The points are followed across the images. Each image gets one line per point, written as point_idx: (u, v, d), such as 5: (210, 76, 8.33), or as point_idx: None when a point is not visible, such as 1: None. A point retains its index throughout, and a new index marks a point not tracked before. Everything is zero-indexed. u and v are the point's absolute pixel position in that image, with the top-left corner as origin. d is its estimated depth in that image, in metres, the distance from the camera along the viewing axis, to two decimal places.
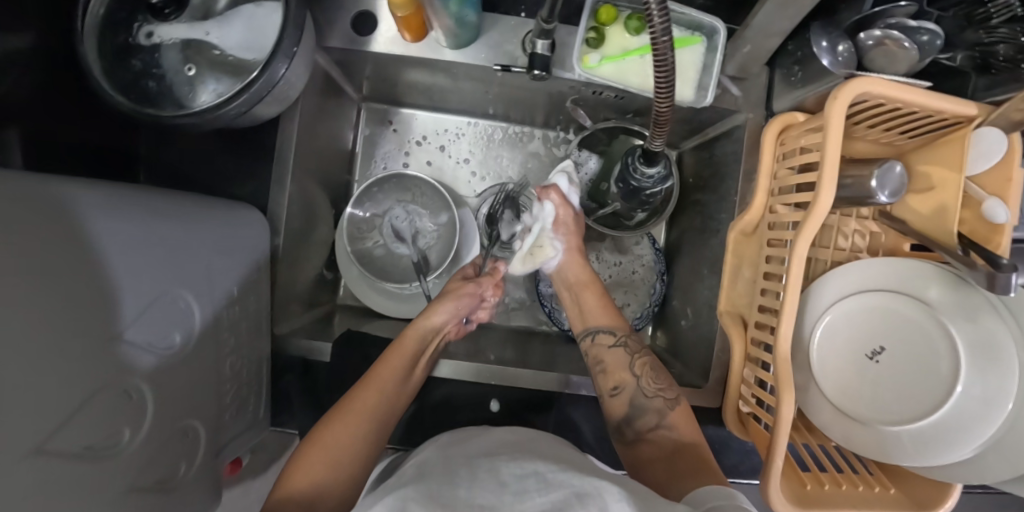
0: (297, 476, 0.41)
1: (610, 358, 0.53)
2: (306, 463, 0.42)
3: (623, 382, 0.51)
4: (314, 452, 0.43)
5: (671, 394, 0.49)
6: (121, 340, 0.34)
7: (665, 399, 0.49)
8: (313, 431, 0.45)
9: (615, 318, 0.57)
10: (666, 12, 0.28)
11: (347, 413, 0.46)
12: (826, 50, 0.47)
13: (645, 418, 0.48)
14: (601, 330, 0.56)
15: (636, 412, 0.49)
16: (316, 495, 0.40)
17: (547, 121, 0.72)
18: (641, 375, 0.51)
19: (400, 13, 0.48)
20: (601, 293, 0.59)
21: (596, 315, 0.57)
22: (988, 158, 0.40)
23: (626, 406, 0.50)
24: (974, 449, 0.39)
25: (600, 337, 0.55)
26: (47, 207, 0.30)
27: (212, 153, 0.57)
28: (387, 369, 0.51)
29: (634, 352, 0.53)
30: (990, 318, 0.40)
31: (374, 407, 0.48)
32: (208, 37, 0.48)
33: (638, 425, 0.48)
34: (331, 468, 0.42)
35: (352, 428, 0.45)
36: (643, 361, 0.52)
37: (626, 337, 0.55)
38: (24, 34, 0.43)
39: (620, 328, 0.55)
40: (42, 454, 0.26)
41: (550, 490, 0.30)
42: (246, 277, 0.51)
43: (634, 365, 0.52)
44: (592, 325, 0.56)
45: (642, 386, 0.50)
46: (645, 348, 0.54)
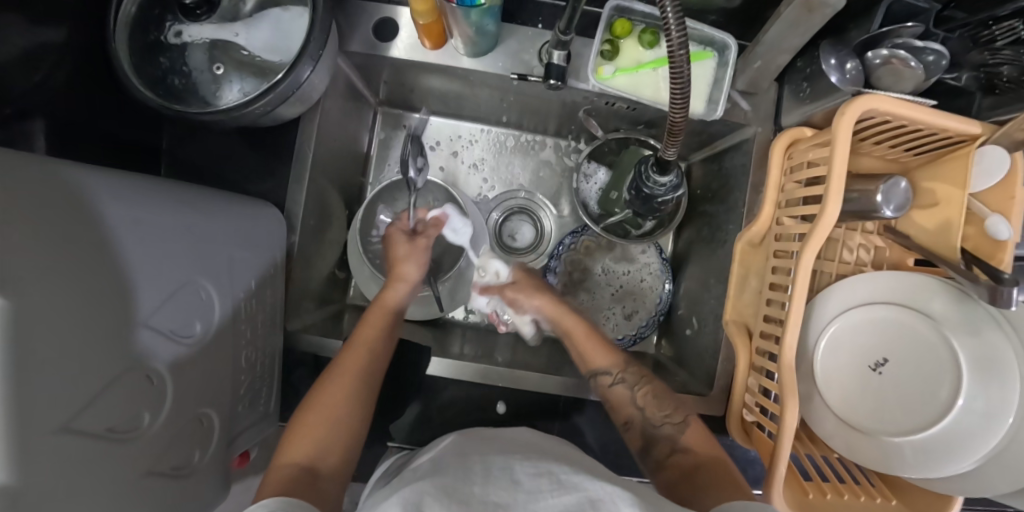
0: (299, 440, 0.44)
1: (615, 398, 0.54)
2: (306, 428, 0.45)
3: (630, 417, 0.52)
4: (312, 417, 0.46)
5: (678, 418, 0.50)
6: (143, 325, 0.35)
7: (674, 424, 0.50)
8: (309, 397, 0.48)
9: (610, 354, 0.56)
10: (684, 26, 0.30)
11: (340, 377, 0.49)
12: (834, 67, 0.48)
13: (660, 445, 0.48)
14: (600, 372, 0.55)
15: (649, 441, 0.49)
16: (318, 456, 0.43)
17: (559, 130, 0.74)
18: (644, 406, 0.52)
19: (422, 21, 0.50)
20: (591, 334, 0.59)
21: (596, 354, 0.57)
22: (990, 175, 0.41)
23: (640, 438, 0.50)
24: (974, 461, 0.39)
25: (601, 380, 0.55)
26: (82, 195, 0.31)
27: (233, 150, 0.59)
28: (369, 332, 0.54)
29: (634, 385, 0.54)
30: (991, 332, 0.41)
31: (365, 367, 0.51)
32: (237, 38, 0.50)
33: (657, 454, 0.48)
34: (330, 428, 0.45)
35: (347, 389, 0.48)
36: (644, 391, 0.53)
37: (624, 373, 0.54)
38: (61, 30, 0.44)
39: (616, 366, 0.55)
40: (68, 433, 0.27)
41: (564, 491, 0.30)
42: (263, 271, 0.52)
43: (637, 398, 0.52)
44: (595, 367, 0.56)
45: (649, 417, 0.51)
46: (645, 375, 0.55)
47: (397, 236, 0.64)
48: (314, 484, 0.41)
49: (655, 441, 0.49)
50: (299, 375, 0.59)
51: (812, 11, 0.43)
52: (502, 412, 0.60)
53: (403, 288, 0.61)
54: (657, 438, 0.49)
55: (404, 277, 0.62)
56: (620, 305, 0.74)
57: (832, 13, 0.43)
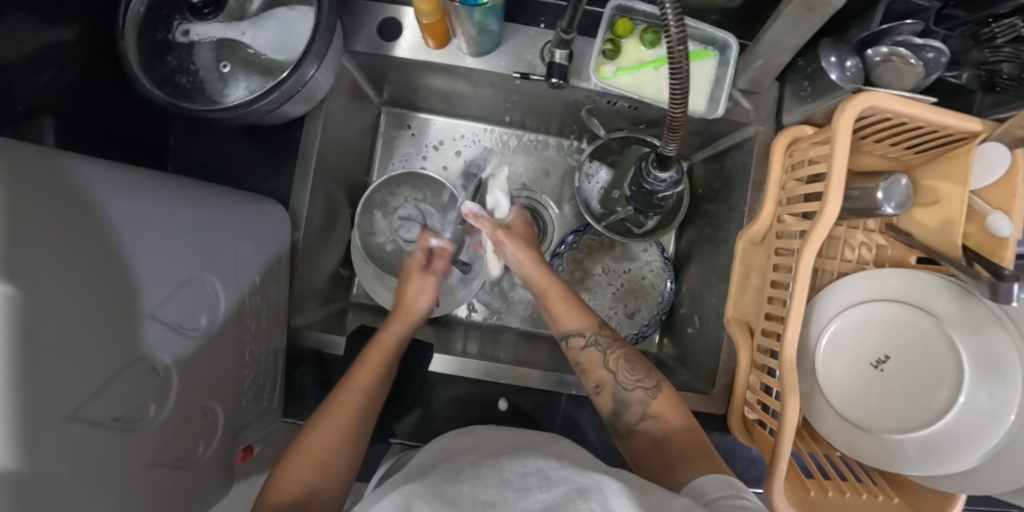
0: (287, 481, 0.43)
1: (586, 360, 0.54)
2: (295, 468, 0.44)
3: (602, 380, 0.52)
4: (303, 456, 0.45)
5: (650, 383, 0.50)
6: (149, 317, 0.35)
7: (646, 388, 0.50)
8: (300, 436, 0.47)
9: (583, 316, 0.56)
10: (683, 25, 0.30)
11: (331, 416, 0.48)
12: (834, 65, 0.49)
13: (632, 410, 0.50)
14: (572, 333, 0.56)
15: (621, 405, 0.50)
16: (309, 496, 0.43)
17: (562, 129, 0.74)
18: (617, 370, 0.52)
19: (426, 20, 0.51)
20: (564, 296, 0.59)
21: (565, 317, 0.57)
22: (992, 171, 0.41)
23: (612, 402, 0.51)
24: (978, 459, 0.39)
25: (572, 341, 0.55)
26: (89, 188, 0.31)
27: (239, 149, 0.60)
28: (365, 371, 0.52)
29: (607, 348, 0.54)
30: (993, 329, 0.41)
31: (359, 410, 0.49)
32: (243, 37, 0.51)
33: (627, 418, 0.50)
34: (319, 471, 0.44)
35: (337, 432, 0.47)
36: (617, 354, 0.53)
37: (597, 335, 0.55)
38: (71, 29, 0.45)
39: (590, 327, 0.55)
40: (75, 421, 0.28)
41: (551, 485, 0.31)
42: (267, 267, 0.53)
43: (609, 361, 0.52)
44: (565, 329, 0.56)
45: (620, 381, 0.51)
46: (619, 339, 0.55)
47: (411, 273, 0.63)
48: None
49: (627, 405, 0.50)
50: (303, 371, 0.60)
51: (812, 10, 0.43)
52: (503, 409, 0.61)
53: (404, 328, 0.58)
54: (628, 401, 0.50)
55: (409, 315, 0.59)
56: (623, 304, 0.74)
57: (832, 12, 0.43)
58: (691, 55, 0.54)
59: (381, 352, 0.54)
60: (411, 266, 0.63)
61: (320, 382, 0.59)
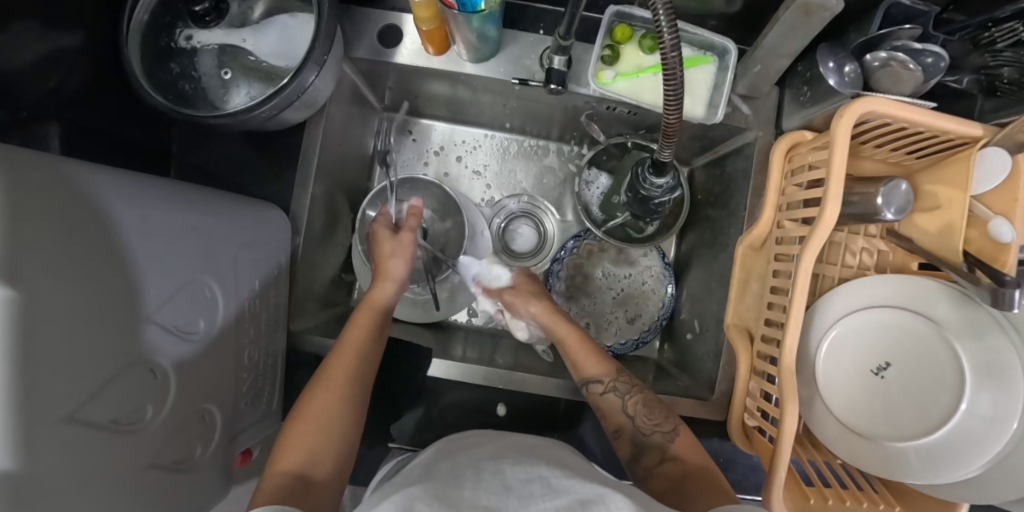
0: (289, 451, 0.43)
1: (607, 407, 0.53)
2: (295, 441, 0.43)
3: (621, 426, 0.52)
4: (303, 425, 0.44)
5: (668, 427, 0.50)
6: (149, 321, 0.36)
7: (664, 433, 0.49)
8: (297, 407, 0.46)
9: (601, 362, 0.55)
10: (677, 31, 0.31)
11: (327, 383, 0.47)
12: (832, 70, 0.48)
13: (650, 453, 0.49)
14: (592, 380, 0.55)
15: (640, 450, 0.50)
16: (309, 464, 0.42)
17: (563, 135, 0.75)
18: (635, 415, 0.51)
19: (424, 27, 0.52)
20: (583, 341, 0.58)
21: (586, 363, 0.56)
22: (991, 178, 0.41)
23: (630, 446, 0.50)
24: (978, 467, 0.39)
25: (592, 388, 0.54)
26: (90, 194, 0.32)
27: (241, 154, 0.61)
28: (358, 331, 0.52)
29: (626, 394, 0.53)
30: (996, 337, 0.40)
31: (353, 372, 0.49)
32: (244, 44, 0.52)
33: (645, 462, 0.49)
34: (320, 438, 0.44)
35: (337, 398, 0.46)
36: (635, 399, 0.52)
37: (616, 382, 0.54)
38: (77, 35, 0.46)
39: (608, 374, 0.54)
40: (73, 423, 0.28)
41: (556, 496, 0.30)
42: (267, 272, 0.53)
43: (627, 407, 0.52)
44: (586, 375, 0.55)
45: (640, 426, 0.50)
46: (637, 384, 0.54)
47: (380, 234, 0.62)
48: (307, 493, 0.40)
49: (645, 450, 0.49)
50: (302, 375, 0.60)
51: (810, 15, 0.43)
52: (502, 414, 0.61)
53: (391, 286, 0.58)
54: (646, 445, 0.49)
55: (390, 272, 0.59)
56: (623, 309, 0.73)
57: (830, 18, 0.43)
58: (689, 61, 0.54)
59: (367, 313, 0.55)
60: (377, 228, 0.63)
61: None
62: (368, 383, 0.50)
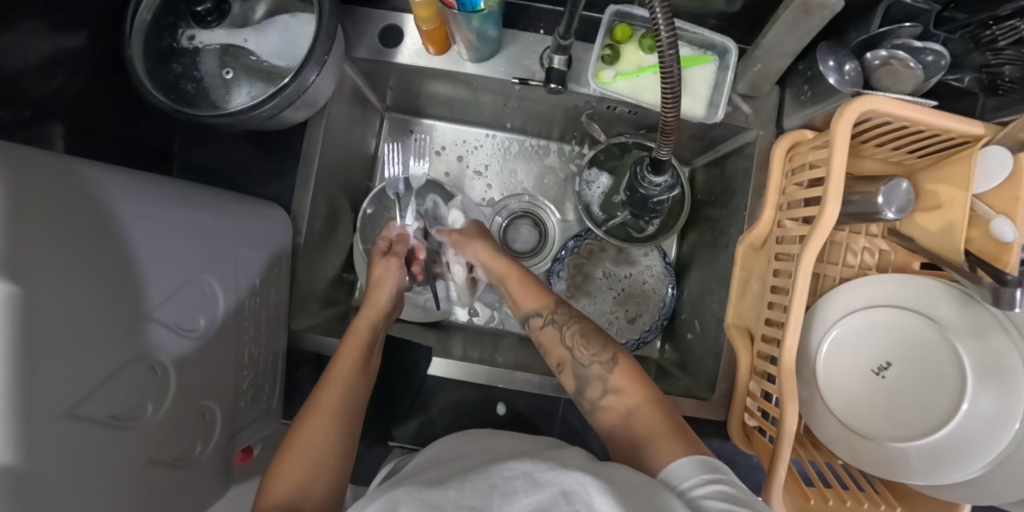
0: (278, 484, 0.41)
1: (545, 338, 0.53)
2: (284, 470, 0.41)
3: (562, 359, 0.51)
4: (292, 458, 0.42)
5: (605, 356, 0.48)
6: (150, 318, 0.36)
7: (602, 362, 0.48)
8: (286, 439, 0.45)
9: (541, 296, 0.56)
10: (673, 29, 0.31)
11: (316, 413, 0.46)
12: (833, 68, 0.48)
13: (593, 385, 0.47)
14: (532, 314, 0.55)
15: (583, 381, 0.48)
16: (299, 496, 0.40)
17: (563, 135, 0.75)
18: (573, 346, 0.50)
19: (425, 27, 0.52)
20: (522, 279, 0.59)
21: (524, 296, 0.57)
22: (991, 178, 0.41)
23: (574, 379, 0.49)
24: (980, 468, 0.39)
25: (533, 322, 0.55)
26: (92, 191, 0.32)
27: (243, 154, 0.61)
28: (345, 362, 0.51)
29: (563, 324, 0.52)
30: (997, 336, 0.40)
31: (342, 402, 0.47)
32: (246, 44, 0.52)
33: (589, 396, 0.47)
34: (311, 469, 0.42)
35: (327, 428, 0.45)
36: (572, 330, 0.51)
37: (553, 313, 0.54)
38: (80, 36, 0.47)
39: (547, 307, 0.54)
40: (73, 418, 0.28)
41: (535, 490, 0.31)
42: (267, 271, 0.54)
43: (565, 338, 0.51)
44: (525, 310, 0.56)
45: (578, 356, 0.49)
46: (575, 314, 0.53)
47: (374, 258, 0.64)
48: None
49: (586, 381, 0.48)
50: (303, 373, 0.60)
51: (810, 14, 0.43)
52: (502, 413, 0.61)
53: (375, 313, 0.57)
54: (586, 377, 0.48)
55: (377, 301, 0.59)
56: (623, 309, 0.73)
57: (831, 16, 0.43)
58: (689, 61, 0.54)
59: (355, 342, 0.54)
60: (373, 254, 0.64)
61: None
62: (358, 414, 0.48)
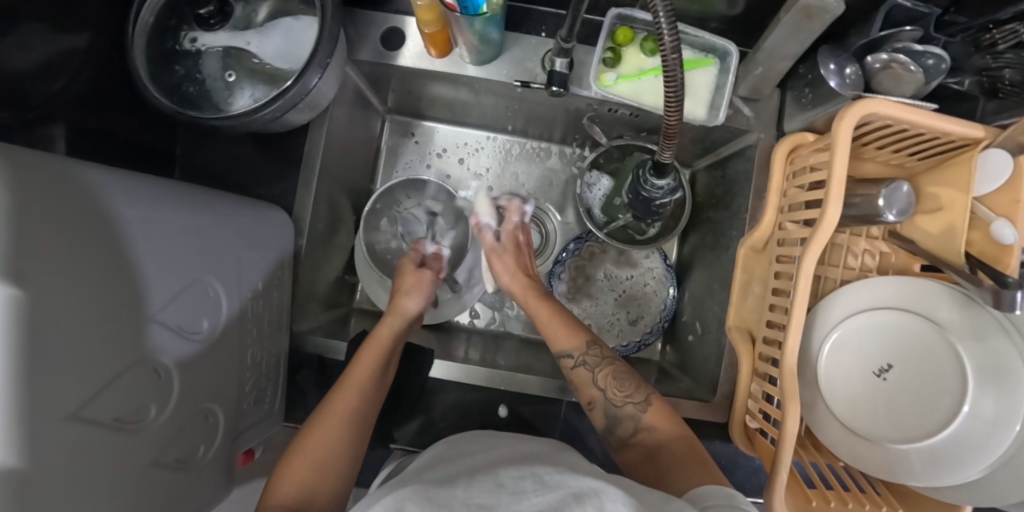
0: (284, 485, 0.41)
1: (577, 379, 0.53)
2: (290, 473, 0.42)
3: (594, 398, 0.52)
4: (299, 460, 0.43)
5: (638, 398, 0.49)
6: (152, 321, 0.36)
7: (636, 403, 0.49)
8: (295, 441, 0.45)
9: (574, 335, 0.55)
10: (676, 33, 0.31)
11: (327, 418, 0.46)
12: (834, 72, 0.49)
13: (624, 424, 0.49)
14: (563, 354, 0.54)
15: (614, 420, 0.50)
16: (304, 500, 0.40)
17: (565, 137, 0.75)
18: (606, 387, 0.51)
19: (427, 29, 0.52)
20: (555, 316, 0.57)
21: (561, 336, 0.55)
22: (991, 181, 0.41)
23: (604, 418, 0.50)
24: (981, 470, 0.39)
25: (563, 362, 0.55)
26: (94, 194, 0.32)
27: (245, 156, 0.61)
28: (362, 367, 0.51)
29: (595, 367, 0.52)
30: (998, 339, 0.40)
31: (354, 408, 0.47)
32: (248, 46, 0.52)
33: (620, 432, 0.49)
34: (317, 473, 0.42)
35: (335, 432, 0.45)
36: (605, 372, 0.52)
37: (585, 356, 0.53)
38: (83, 38, 0.47)
39: (577, 348, 0.54)
40: (77, 421, 0.28)
41: (546, 490, 0.30)
42: (269, 273, 0.54)
43: (597, 380, 0.52)
44: (558, 350, 0.55)
45: (610, 397, 0.50)
46: (608, 356, 0.53)
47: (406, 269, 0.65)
48: None
49: (618, 420, 0.49)
50: (304, 375, 0.60)
51: (812, 18, 0.43)
52: (503, 415, 0.61)
53: (398, 322, 0.58)
54: (619, 417, 0.49)
55: (402, 310, 0.60)
56: (625, 311, 0.73)
57: (832, 20, 0.44)
58: (690, 64, 0.55)
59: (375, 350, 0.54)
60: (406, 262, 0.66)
61: (322, 386, 0.60)
62: (370, 421, 0.49)
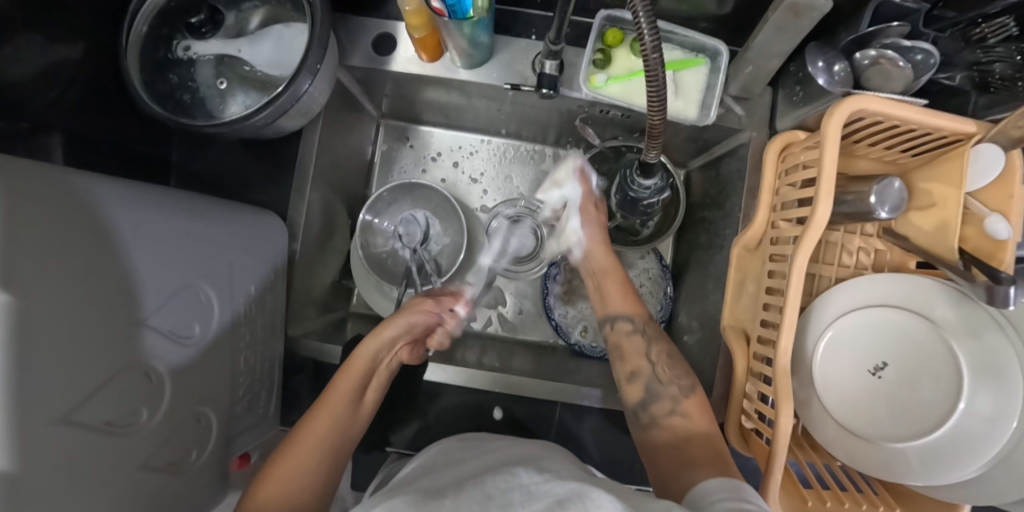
0: (268, 488, 0.42)
1: (628, 345, 0.54)
2: (276, 477, 0.42)
3: (638, 368, 0.52)
4: (284, 468, 0.43)
5: (686, 381, 0.50)
6: (145, 325, 0.36)
7: (682, 385, 0.49)
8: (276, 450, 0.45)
9: (635, 305, 0.57)
10: (657, 34, 0.31)
11: (311, 429, 0.46)
12: (821, 69, 0.49)
13: (660, 404, 0.49)
14: (620, 318, 0.56)
15: (650, 397, 0.50)
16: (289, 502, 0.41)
17: (558, 139, 0.75)
18: (656, 362, 0.52)
19: (417, 34, 0.52)
20: (621, 282, 0.59)
21: (618, 302, 0.57)
22: (985, 175, 0.40)
23: (642, 391, 0.51)
24: (980, 466, 0.38)
25: (618, 324, 0.56)
26: (86, 198, 0.32)
27: (239, 162, 0.62)
28: (342, 385, 0.50)
29: (652, 339, 0.54)
30: (993, 335, 0.40)
31: (339, 423, 0.48)
32: (240, 54, 0.53)
33: (653, 410, 0.49)
34: (300, 479, 0.43)
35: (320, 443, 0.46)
36: (661, 348, 0.53)
37: (644, 325, 0.55)
38: (78, 48, 0.48)
39: (641, 316, 0.56)
40: (67, 424, 0.28)
41: (535, 500, 0.31)
42: (264, 278, 0.54)
43: (651, 353, 0.53)
44: (612, 311, 0.57)
45: (657, 373, 0.51)
46: (665, 334, 0.55)
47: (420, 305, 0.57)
48: None
49: (657, 397, 0.49)
50: (300, 379, 0.61)
51: (799, 15, 0.43)
52: (498, 418, 0.61)
53: (376, 345, 0.53)
54: (659, 394, 0.49)
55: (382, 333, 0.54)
56: None
57: (819, 17, 0.43)
58: (681, 63, 0.55)
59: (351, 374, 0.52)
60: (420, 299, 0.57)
61: (316, 390, 0.60)
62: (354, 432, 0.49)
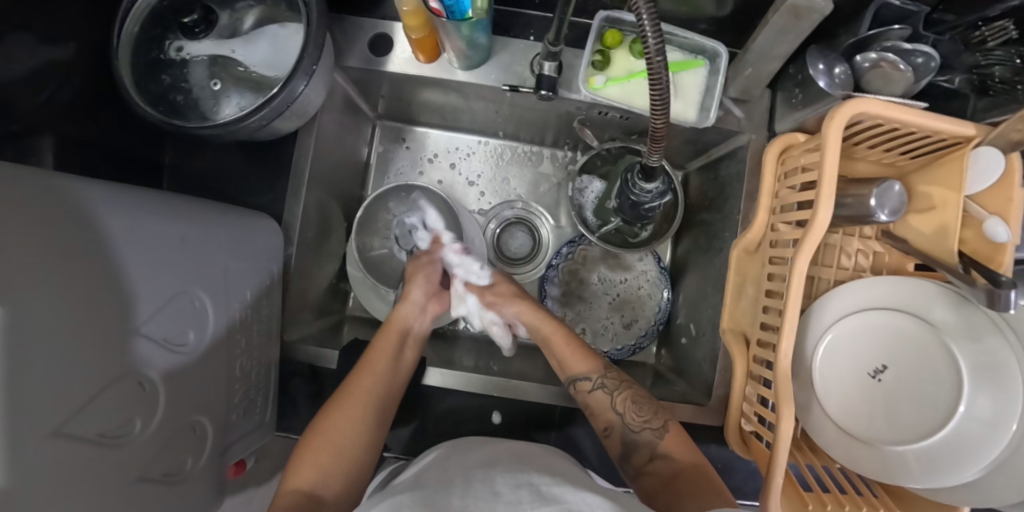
0: (305, 467, 0.45)
1: (595, 403, 0.53)
2: (311, 455, 0.46)
3: (611, 423, 0.51)
4: (321, 439, 0.47)
5: (657, 423, 0.50)
6: (139, 334, 0.36)
7: (654, 429, 0.49)
8: (315, 422, 0.49)
9: (588, 359, 0.55)
10: (660, 34, 0.30)
11: (349, 397, 0.50)
12: (823, 72, 0.49)
13: (640, 451, 0.49)
14: (577, 378, 0.54)
15: (630, 446, 0.50)
16: (320, 482, 0.45)
17: (556, 141, 0.74)
18: (624, 411, 0.51)
19: (415, 35, 0.52)
20: (568, 338, 0.58)
21: (573, 361, 0.55)
22: (985, 178, 0.40)
23: (621, 443, 0.51)
24: (978, 471, 0.38)
25: (579, 385, 0.54)
26: (75, 204, 0.31)
27: (233, 165, 0.61)
28: (381, 353, 0.55)
29: (615, 389, 0.53)
30: (994, 338, 0.40)
31: (376, 391, 0.52)
32: (234, 55, 0.52)
33: (638, 459, 0.49)
34: (336, 454, 0.47)
35: (357, 412, 0.49)
36: (625, 395, 0.52)
37: (603, 378, 0.54)
38: (68, 47, 0.47)
39: (596, 370, 0.54)
40: (61, 437, 0.28)
41: (544, 503, 0.31)
42: (260, 283, 0.53)
43: (616, 403, 0.52)
44: (569, 375, 0.55)
45: (629, 422, 0.50)
46: (625, 379, 0.54)
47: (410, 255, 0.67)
48: None
49: (636, 446, 0.49)
50: (296, 384, 0.60)
51: (800, 18, 0.43)
52: (496, 422, 0.60)
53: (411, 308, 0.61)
54: (637, 442, 0.49)
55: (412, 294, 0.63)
56: (619, 314, 0.73)
57: (819, 20, 0.43)
58: (679, 65, 0.55)
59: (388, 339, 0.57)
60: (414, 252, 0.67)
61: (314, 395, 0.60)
62: (390, 400, 0.53)
